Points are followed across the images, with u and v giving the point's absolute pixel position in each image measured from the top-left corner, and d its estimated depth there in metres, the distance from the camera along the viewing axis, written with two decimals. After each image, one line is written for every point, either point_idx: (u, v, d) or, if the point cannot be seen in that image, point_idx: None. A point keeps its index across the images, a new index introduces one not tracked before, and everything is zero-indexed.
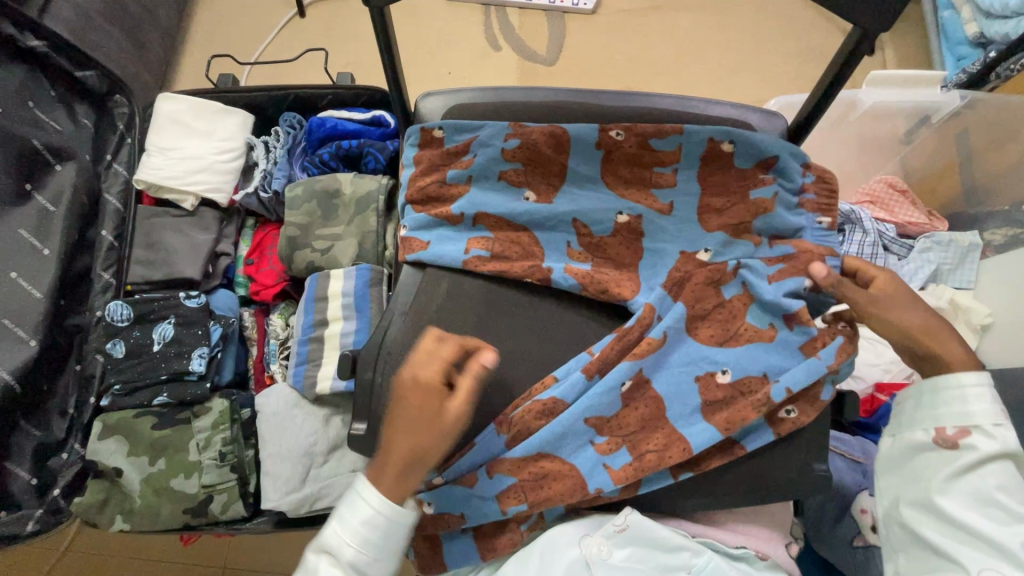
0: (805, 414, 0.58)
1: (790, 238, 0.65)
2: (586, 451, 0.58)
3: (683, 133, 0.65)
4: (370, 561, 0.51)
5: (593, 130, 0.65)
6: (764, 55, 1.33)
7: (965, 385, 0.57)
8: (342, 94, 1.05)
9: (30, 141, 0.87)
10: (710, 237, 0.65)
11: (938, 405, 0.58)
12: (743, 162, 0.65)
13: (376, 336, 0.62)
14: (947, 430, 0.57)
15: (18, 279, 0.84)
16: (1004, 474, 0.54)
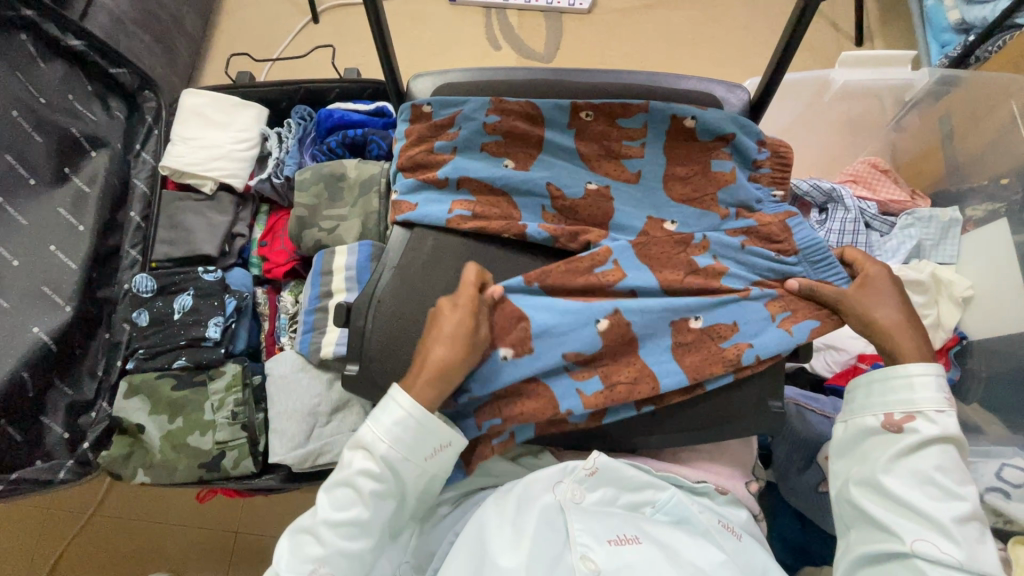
0: (765, 361, 0.64)
1: (752, 211, 0.70)
2: (563, 378, 0.64)
3: (649, 111, 0.70)
4: (402, 457, 0.58)
5: (565, 109, 0.71)
6: (754, 48, 1.38)
7: (912, 374, 0.63)
8: (349, 87, 1.14)
9: (70, 129, 0.97)
10: (675, 207, 0.69)
11: (886, 392, 0.64)
12: (705, 135, 0.70)
13: (367, 289, 0.68)
14: (895, 415, 0.63)
15: (56, 251, 0.93)
16: (942, 456, 0.61)
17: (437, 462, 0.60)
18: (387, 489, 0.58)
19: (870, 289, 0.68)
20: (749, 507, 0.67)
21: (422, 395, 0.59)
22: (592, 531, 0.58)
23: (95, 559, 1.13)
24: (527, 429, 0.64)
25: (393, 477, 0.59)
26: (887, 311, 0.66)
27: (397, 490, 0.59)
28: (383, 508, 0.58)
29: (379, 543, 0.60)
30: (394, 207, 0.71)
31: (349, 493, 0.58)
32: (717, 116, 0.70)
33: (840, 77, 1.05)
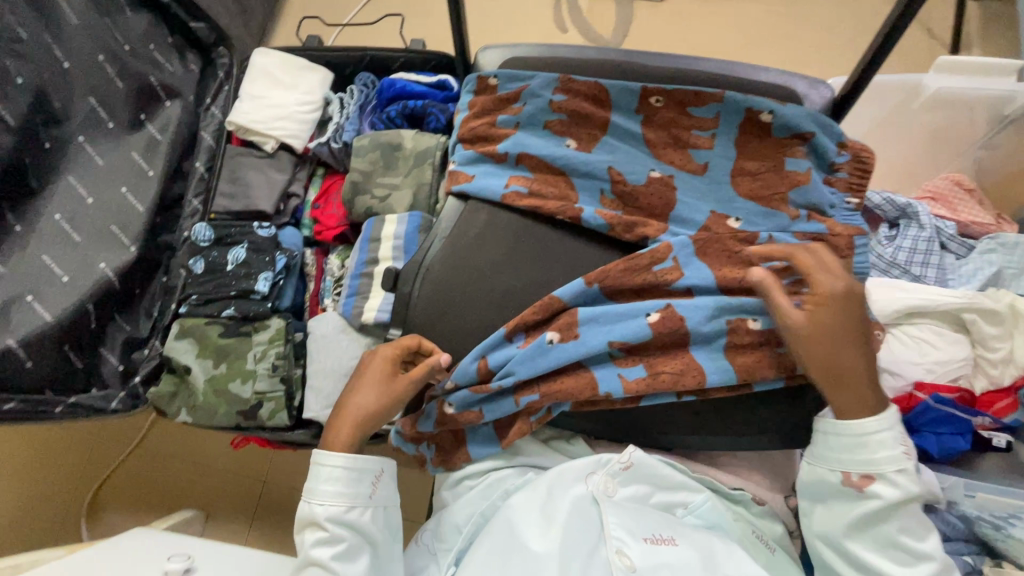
0: None
1: (823, 216, 0.65)
2: (605, 363, 0.63)
3: (723, 101, 0.67)
4: (347, 508, 0.63)
5: (635, 91, 0.69)
6: (836, 49, 1.30)
7: (866, 433, 0.58)
8: (413, 58, 1.14)
9: (149, 78, 1.01)
10: (741, 203, 0.66)
11: (838, 450, 0.59)
12: (782, 130, 0.66)
13: (416, 258, 0.68)
14: (854, 475, 0.59)
15: (127, 193, 0.96)
16: (908, 515, 0.57)
17: (384, 492, 0.66)
18: (348, 544, 0.62)
19: (830, 319, 0.58)
20: (784, 521, 0.65)
21: (344, 448, 0.64)
22: (627, 526, 0.57)
23: (135, 488, 1.20)
24: (563, 404, 0.63)
25: (348, 529, 0.62)
26: (853, 356, 0.57)
27: (362, 539, 0.63)
28: (352, 563, 0.61)
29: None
30: (450, 175, 0.71)
31: (315, 571, 0.61)
32: (797, 111, 0.66)
33: (935, 83, 0.96)
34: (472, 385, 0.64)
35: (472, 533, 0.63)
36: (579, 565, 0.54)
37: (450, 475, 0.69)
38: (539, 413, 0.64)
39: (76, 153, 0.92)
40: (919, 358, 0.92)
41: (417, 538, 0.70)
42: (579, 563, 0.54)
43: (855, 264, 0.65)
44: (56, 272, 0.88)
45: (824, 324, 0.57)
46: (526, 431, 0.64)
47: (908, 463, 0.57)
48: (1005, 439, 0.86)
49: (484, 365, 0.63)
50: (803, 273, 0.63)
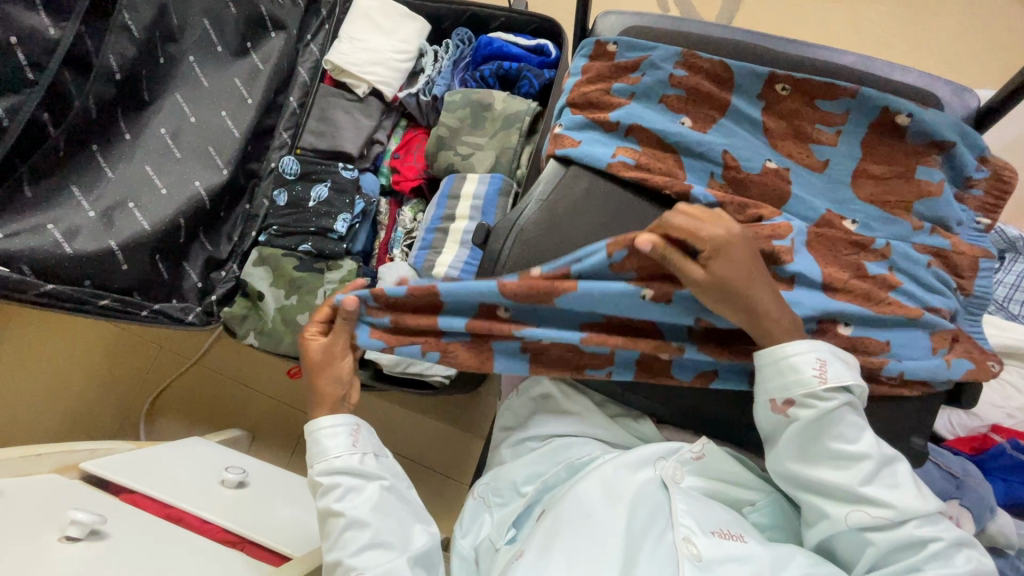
0: (908, 390, 0.60)
1: (947, 232, 0.62)
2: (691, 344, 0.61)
3: (856, 97, 0.64)
4: (336, 458, 0.64)
5: (762, 76, 0.66)
6: (960, 62, 1.21)
7: (784, 356, 0.56)
8: (514, 18, 1.12)
9: (259, 7, 1.02)
10: (860, 206, 0.63)
11: (765, 378, 0.57)
12: (917, 136, 0.63)
13: (510, 217, 0.68)
14: (776, 400, 0.57)
15: (226, 117, 0.99)
16: (838, 424, 0.55)
17: (367, 438, 0.67)
18: (350, 486, 0.63)
19: (727, 267, 0.54)
20: None
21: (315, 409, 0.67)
22: (695, 516, 0.55)
23: (189, 401, 1.27)
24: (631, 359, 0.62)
25: (345, 475, 0.64)
26: (769, 298, 0.55)
27: (361, 481, 0.64)
28: (358, 502, 0.63)
29: (395, 535, 0.62)
30: (554, 137, 0.69)
31: (330, 519, 0.62)
32: (938, 118, 0.62)
33: None
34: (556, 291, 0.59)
35: (535, 496, 0.65)
36: (646, 546, 0.53)
37: (512, 434, 0.70)
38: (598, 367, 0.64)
39: (185, 72, 0.96)
40: (1001, 400, 0.87)
41: (472, 492, 0.69)
42: (645, 543, 0.53)
43: (974, 287, 0.62)
44: (155, 183, 0.91)
45: (719, 271, 0.54)
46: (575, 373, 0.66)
47: (820, 383, 0.55)
48: None
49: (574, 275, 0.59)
50: (915, 287, 0.61)
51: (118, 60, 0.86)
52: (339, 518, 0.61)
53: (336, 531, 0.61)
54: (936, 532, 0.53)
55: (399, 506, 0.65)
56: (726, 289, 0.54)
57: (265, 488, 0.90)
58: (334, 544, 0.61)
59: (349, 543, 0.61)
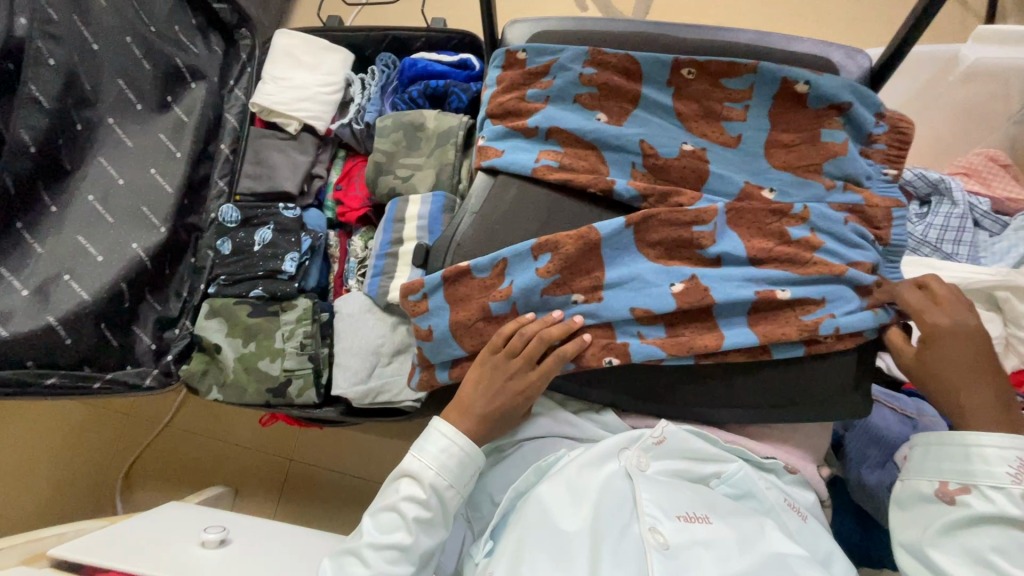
0: (843, 343, 0.62)
1: (859, 187, 0.65)
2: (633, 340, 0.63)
3: (757, 73, 0.66)
4: (445, 483, 0.62)
5: (667, 63, 0.68)
6: (868, 19, 1.26)
7: (970, 443, 0.58)
8: (434, 37, 1.13)
9: (174, 60, 1.01)
10: (776, 175, 0.65)
11: (944, 458, 0.60)
12: (817, 101, 0.65)
13: (447, 234, 0.69)
14: (949, 485, 0.59)
15: (156, 174, 0.98)
16: (1002, 536, 0.55)
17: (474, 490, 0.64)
18: (431, 519, 0.61)
19: (949, 352, 0.60)
20: (817, 491, 0.64)
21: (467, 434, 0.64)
22: (660, 503, 0.56)
23: (166, 465, 1.24)
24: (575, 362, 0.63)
25: (439, 506, 0.61)
26: (981, 399, 0.59)
27: (440, 518, 0.62)
28: (421, 540, 0.60)
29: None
30: (478, 150, 0.70)
31: (394, 519, 0.61)
32: (833, 82, 0.65)
33: (974, 54, 0.94)
34: (501, 316, 0.64)
35: (509, 504, 0.62)
36: (609, 542, 0.53)
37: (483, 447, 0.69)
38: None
39: (106, 136, 0.94)
40: None
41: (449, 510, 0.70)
42: (610, 539, 0.53)
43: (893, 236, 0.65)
44: (90, 252, 0.90)
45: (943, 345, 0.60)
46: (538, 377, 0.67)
47: (1014, 483, 0.56)
48: None
49: (510, 293, 0.63)
50: (837, 245, 0.63)
51: (31, 134, 0.84)
52: (398, 536, 0.60)
53: (385, 543, 0.60)
54: None
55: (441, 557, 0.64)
56: (936, 373, 0.61)
57: (249, 543, 0.88)
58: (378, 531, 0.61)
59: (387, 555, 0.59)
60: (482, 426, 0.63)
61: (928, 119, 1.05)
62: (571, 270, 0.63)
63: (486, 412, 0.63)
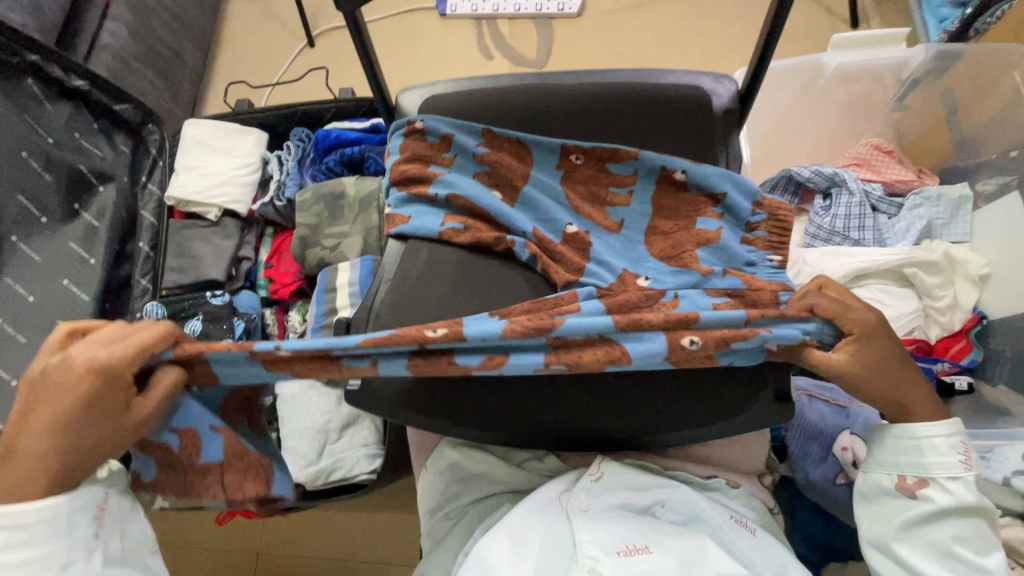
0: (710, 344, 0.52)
1: (741, 272, 0.67)
2: (473, 356, 0.51)
3: (638, 158, 0.71)
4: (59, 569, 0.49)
5: (557, 143, 0.71)
6: (737, 41, 1.43)
7: (922, 437, 0.59)
8: (343, 106, 1.16)
9: (77, 166, 0.99)
10: (652, 262, 0.69)
11: (901, 453, 0.60)
12: (696, 187, 0.71)
13: (366, 303, 0.69)
14: (908, 478, 0.59)
15: (70, 285, 0.94)
16: (963, 527, 0.57)
17: (113, 519, 0.53)
18: None
19: (870, 352, 0.56)
20: (762, 500, 0.65)
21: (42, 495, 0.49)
22: (600, 543, 0.55)
23: None
24: (402, 357, 0.50)
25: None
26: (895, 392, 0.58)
27: None
28: None
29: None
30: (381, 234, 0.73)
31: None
32: (707, 169, 0.70)
33: (834, 60, 1.03)
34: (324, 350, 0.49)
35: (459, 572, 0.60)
36: None
37: (428, 507, 0.69)
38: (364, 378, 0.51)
39: (11, 254, 0.90)
40: None
41: None
42: None
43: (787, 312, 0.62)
44: (4, 377, 0.86)
45: (870, 349, 0.56)
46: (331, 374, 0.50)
47: (966, 472, 0.57)
48: (965, 381, 0.94)
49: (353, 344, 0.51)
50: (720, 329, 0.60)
51: None
52: None
53: None
54: None
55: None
56: (870, 378, 0.57)
57: None
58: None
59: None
60: (51, 460, 0.49)
61: (813, 119, 1.13)
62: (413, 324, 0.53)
63: (62, 443, 0.49)
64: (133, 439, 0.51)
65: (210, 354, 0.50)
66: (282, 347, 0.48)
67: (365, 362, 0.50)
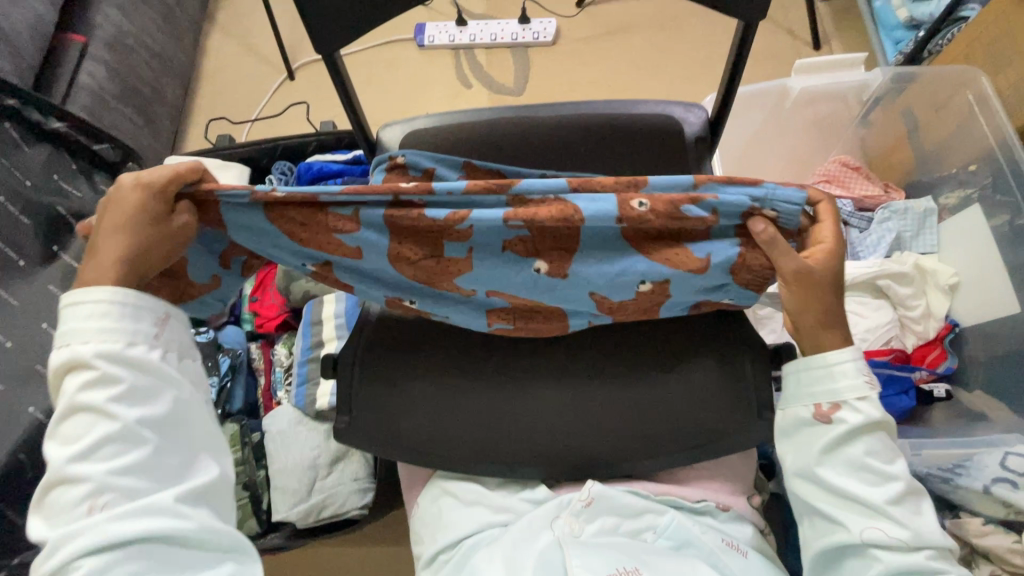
0: (657, 216, 0.56)
1: None
2: (437, 211, 0.56)
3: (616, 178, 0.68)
4: (123, 345, 0.52)
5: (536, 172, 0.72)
6: (707, 65, 1.48)
7: (832, 363, 0.59)
8: (325, 139, 1.17)
9: (56, 208, 0.99)
10: None
11: (812, 381, 0.59)
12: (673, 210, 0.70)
13: (350, 337, 0.68)
14: (822, 405, 0.59)
15: (49, 328, 0.93)
16: (873, 441, 0.58)
17: (173, 334, 0.57)
18: (132, 387, 0.52)
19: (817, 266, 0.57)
20: (754, 522, 0.65)
21: (113, 282, 0.53)
22: (589, 565, 0.56)
23: None
24: (379, 207, 0.57)
25: (129, 363, 0.52)
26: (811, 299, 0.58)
27: (153, 382, 0.54)
28: (149, 408, 0.53)
29: (179, 488, 0.51)
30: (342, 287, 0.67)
31: (81, 441, 0.50)
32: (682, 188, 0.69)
33: (799, 84, 1.06)
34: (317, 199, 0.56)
35: None
36: None
37: (423, 556, 0.66)
38: (347, 231, 0.58)
39: None
40: None
41: None
42: None
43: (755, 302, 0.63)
44: None
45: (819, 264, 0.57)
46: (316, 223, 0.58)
47: (872, 387, 0.58)
48: (943, 389, 0.97)
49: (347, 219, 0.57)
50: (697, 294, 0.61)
51: None
52: (105, 423, 0.50)
53: (92, 445, 0.50)
54: (945, 566, 0.55)
55: (184, 425, 0.55)
56: (809, 288, 0.57)
57: None
58: (73, 483, 0.49)
59: (124, 498, 0.49)
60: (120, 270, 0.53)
61: (782, 139, 1.18)
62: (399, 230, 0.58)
63: (124, 251, 0.53)
64: (177, 250, 0.57)
65: (220, 193, 0.56)
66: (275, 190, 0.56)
67: (347, 211, 0.57)
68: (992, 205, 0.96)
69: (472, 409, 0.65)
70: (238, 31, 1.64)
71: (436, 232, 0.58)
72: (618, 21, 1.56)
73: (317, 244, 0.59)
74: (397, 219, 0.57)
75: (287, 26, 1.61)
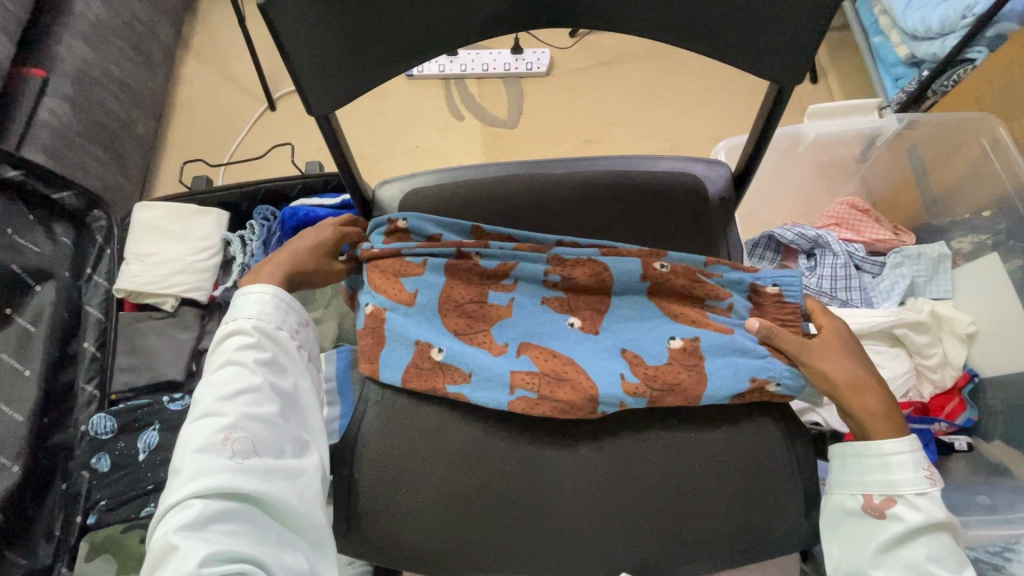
0: (677, 275, 0.64)
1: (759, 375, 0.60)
2: (490, 261, 0.65)
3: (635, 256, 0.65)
4: (274, 326, 0.60)
5: (551, 238, 0.67)
6: (705, 98, 1.46)
7: (887, 453, 0.57)
8: (311, 182, 1.10)
9: (10, 266, 0.89)
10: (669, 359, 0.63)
11: (864, 471, 0.57)
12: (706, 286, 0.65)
13: (352, 428, 0.61)
14: (874, 497, 0.56)
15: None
16: (936, 546, 0.53)
17: (307, 339, 0.64)
18: (270, 358, 0.58)
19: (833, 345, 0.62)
20: None
21: (276, 283, 0.63)
22: None
23: None
24: (444, 257, 0.65)
25: (273, 344, 0.60)
26: (837, 365, 0.60)
27: (284, 367, 0.59)
28: (278, 381, 0.58)
29: (288, 463, 0.54)
30: (367, 349, 0.63)
31: (222, 395, 0.55)
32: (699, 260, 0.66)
33: (812, 130, 1.04)
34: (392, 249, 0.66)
35: None
36: None
37: None
38: (412, 275, 0.64)
39: None
40: None
41: None
42: None
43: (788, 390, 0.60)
44: None
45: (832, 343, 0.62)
46: (385, 272, 0.65)
47: (934, 486, 0.55)
48: (965, 441, 0.92)
49: (413, 271, 0.65)
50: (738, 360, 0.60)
51: None
52: (244, 375, 0.56)
53: (231, 392, 0.55)
54: None
55: (303, 410, 0.59)
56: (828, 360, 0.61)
57: None
58: (214, 417, 0.53)
59: (246, 455, 0.52)
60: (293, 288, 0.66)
61: (787, 179, 1.15)
62: (465, 273, 0.65)
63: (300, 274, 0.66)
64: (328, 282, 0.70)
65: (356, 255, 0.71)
66: (374, 248, 0.66)
67: (417, 261, 0.65)
68: (1007, 251, 0.93)
69: (498, 524, 0.57)
70: (215, 59, 1.55)
71: (488, 281, 0.65)
72: (613, 52, 1.52)
73: (380, 286, 0.64)
74: (456, 267, 0.65)
75: (267, 55, 1.54)
